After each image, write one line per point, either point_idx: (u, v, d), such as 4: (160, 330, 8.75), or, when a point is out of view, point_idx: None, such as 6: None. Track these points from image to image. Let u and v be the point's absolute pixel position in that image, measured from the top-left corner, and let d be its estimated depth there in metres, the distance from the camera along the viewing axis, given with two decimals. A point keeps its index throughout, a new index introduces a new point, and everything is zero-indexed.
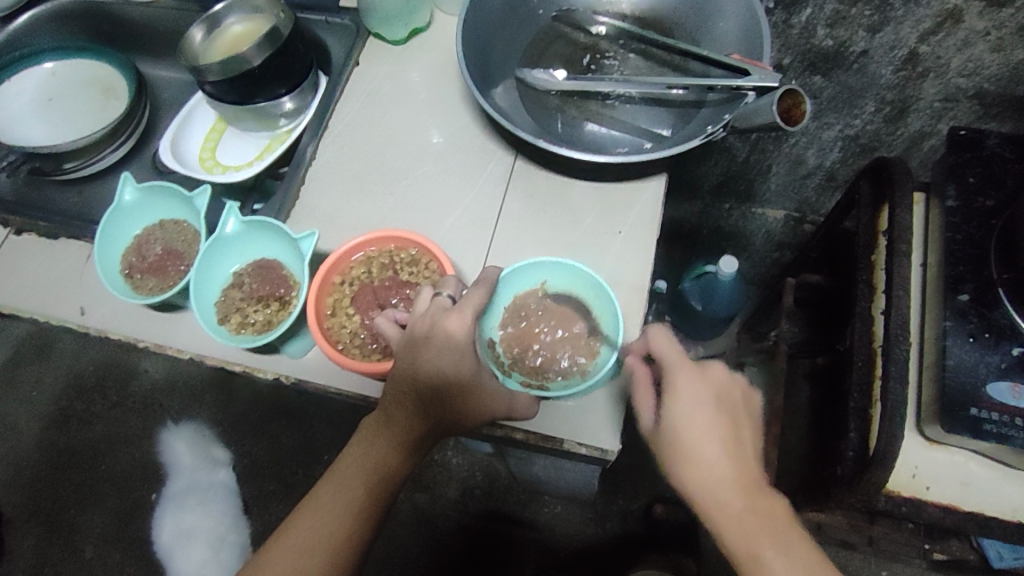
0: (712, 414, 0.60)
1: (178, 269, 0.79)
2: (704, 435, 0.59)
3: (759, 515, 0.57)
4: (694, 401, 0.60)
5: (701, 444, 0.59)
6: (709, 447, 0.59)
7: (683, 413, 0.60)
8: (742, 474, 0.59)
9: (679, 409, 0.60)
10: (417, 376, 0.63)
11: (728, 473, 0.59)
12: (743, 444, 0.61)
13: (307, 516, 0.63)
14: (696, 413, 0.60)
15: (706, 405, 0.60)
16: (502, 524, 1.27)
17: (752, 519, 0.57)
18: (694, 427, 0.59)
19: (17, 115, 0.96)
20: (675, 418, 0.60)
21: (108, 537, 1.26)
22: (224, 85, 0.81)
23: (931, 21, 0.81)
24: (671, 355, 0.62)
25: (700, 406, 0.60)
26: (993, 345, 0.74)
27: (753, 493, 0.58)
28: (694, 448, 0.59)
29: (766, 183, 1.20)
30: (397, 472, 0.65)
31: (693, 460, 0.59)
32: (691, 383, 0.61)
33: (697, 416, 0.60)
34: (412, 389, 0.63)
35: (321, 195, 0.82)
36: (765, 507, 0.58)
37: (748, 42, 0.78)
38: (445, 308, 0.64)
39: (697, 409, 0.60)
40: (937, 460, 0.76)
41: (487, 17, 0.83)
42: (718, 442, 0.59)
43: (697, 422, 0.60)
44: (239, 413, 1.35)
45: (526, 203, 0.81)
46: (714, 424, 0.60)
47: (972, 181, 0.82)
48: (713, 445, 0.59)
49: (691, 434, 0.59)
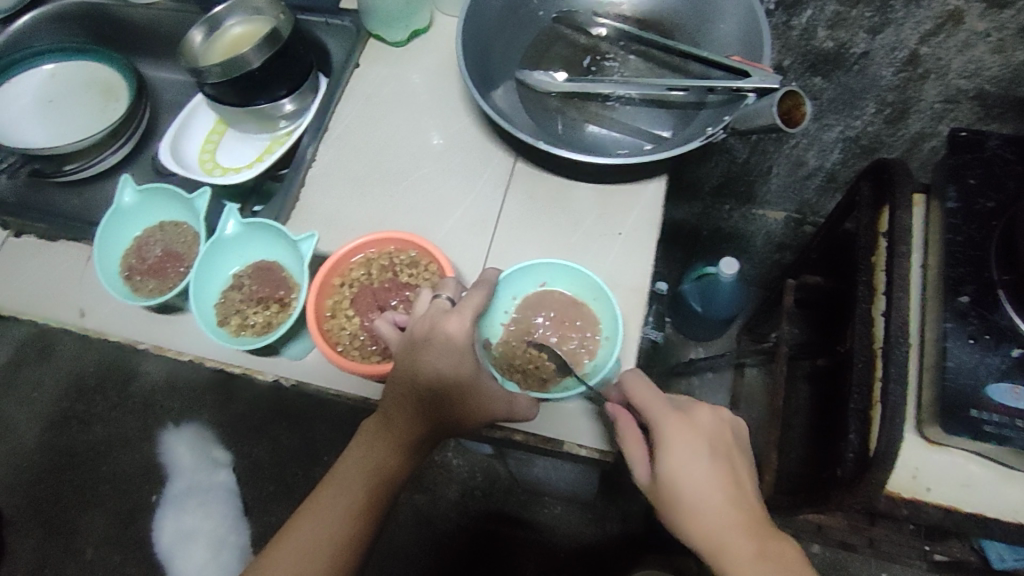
0: (705, 462, 0.59)
1: (178, 271, 0.79)
2: (699, 483, 0.59)
3: (771, 560, 0.56)
4: (686, 449, 0.60)
5: (698, 495, 0.58)
6: (708, 496, 0.58)
7: (675, 464, 0.59)
8: (746, 518, 0.58)
9: (672, 460, 0.59)
10: (416, 378, 0.63)
11: (730, 520, 0.58)
12: (740, 486, 0.60)
13: (308, 519, 0.63)
14: (689, 464, 0.59)
15: (698, 453, 0.60)
16: (503, 525, 1.27)
17: (764, 566, 0.56)
18: (693, 479, 0.59)
19: (18, 117, 0.96)
20: (670, 472, 0.59)
21: (108, 539, 1.26)
22: (225, 87, 0.81)
23: (932, 22, 0.81)
24: (651, 407, 0.62)
25: (691, 455, 0.59)
26: (993, 346, 0.74)
27: (759, 537, 0.57)
28: (692, 499, 0.58)
29: (767, 185, 1.20)
30: (397, 473, 0.65)
31: (695, 513, 0.58)
32: (679, 432, 0.60)
33: (691, 467, 0.59)
34: (411, 391, 0.63)
35: (321, 197, 0.82)
36: (776, 551, 0.56)
37: (748, 44, 0.78)
38: (444, 310, 0.64)
39: (689, 460, 0.59)
40: (937, 462, 0.75)
41: (487, 18, 0.83)
42: (714, 490, 0.59)
43: (693, 472, 0.59)
44: (239, 414, 1.35)
45: (525, 205, 0.81)
46: (708, 471, 0.59)
47: (972, 182, 0.82)
48: (712, 491, 0.59)
49: (687, 486, 0.59)
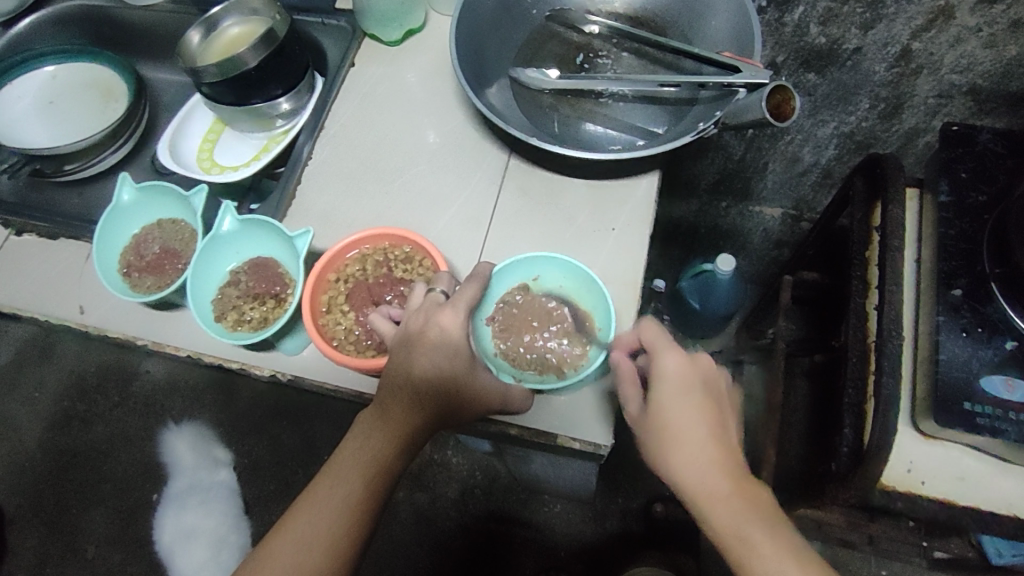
0: (696, 401, 0.60)
1: (175, 268, 0.79)
2: (687, 419, 0.60)
3: (744, 499, 0.57)
4: (679, 387, 0.61)
5: (684, 428, 0.59)
6: (692, 431, 0.59)
7: (668, 398, 0.60)
8: (726, 458, 0.59)
9: (666, 393, 0.61)
10: (411, 369, 0.63)
11: (710, 456, 0.58)
12: (727, 430, 0.61)
13: (306, 510, 0.62)
14: (682, 399, 0.60)
15: (691, 391, 0.61)
16: (502, 523, 1.27)
17: (736, 500, 0.56)
18: (685, 418, 0.60)
19: (19, 118, 0.98)
20: (664, 404, 0.61)
21: (110, 538, 1.27)
22: (221, 87, 0.82)
23: (923, 18, 0.81)
24: (660, 342, 0.63)
25: (684, 394, 0.61)
26: (986, 339, 0.74)
27: (737, 478, 0.58)
28: (677, 432, 0.59)
29: (763, 181, 1.20)
30: (393, 465, 0.64)
31: (679, 443, 0.59)
32: (677, 369, 0.61)
33: (682, 405, 0.60)
34: (407, 383, 0.64)
35: (318, 194, 0.83)
36: (751, 491, 0.57)
37: (738, 40, 0.79)
38: (439, 303, 0.65)
39: (680, 397, 0.60)
40: (932, 456, 0.76)
41: (481, 16, 0.83)
42: (703, 428, 0.59)
43: (685, 412, 0.60)
44: (240, 412, 1.36)
45: (519, 201, 0.82)
46: (698, 411, 0.60)
47: (964, 176, 0.82)
48: (700, 433, 0.59)
49: (675, 418, 0.60)
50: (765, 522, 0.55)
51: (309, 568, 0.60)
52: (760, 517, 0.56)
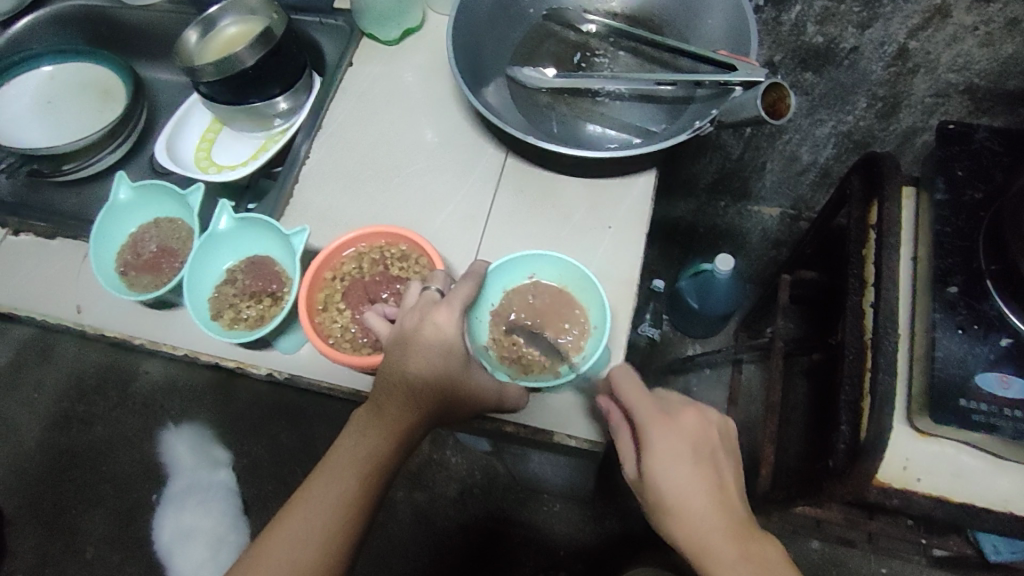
0: (689, 465, 0.59)
1: (173, 267, 0.80)
2: (682, 484, 0.58)
3: (754, 566, 0.56)
4: (669, 453, 0.59)
5: (685, 504, 0.58)
6: (696, 501, 0.58)
7: (663, 470, 0.58)
8: (730, 519, 0.58)
9: (658, 463, 0.58)
10: (407, 367, 0.63)
11: (715, 526, 0.57)
12: (724, 482, 0.60)
13: (301, 508, 0.62)
14: (674, 465, 0.58)
15: (680, 453, 0.59)
16: (501, 523, 1.27)
17: (747, 569, 0.56)
18: (680, 483, 0.58)
19: (17, 118, 0.98)
20: (656, 473, 0.58)
21: (109, 538, 1.26)
22: (218, 86, 0.82)
23: (919, 17, 0.81)
24: (637, 403, 0.61)
25: (676, 461, 0.58)
26: (982, 336, 0.74)
27: (743, 541, 0.57)
28: (679, 507, 0.58)
29: (762, 181, 1.20)
30: (389, 462, 0.64)
31: (685, 520, 0.58)
32: (663, 434, 0.59)
33: (678, 477, 0.58)
34: (402, 381, 0.63)
35: (315, 193, 0.83)
36: (759, 555, 0.57)
37: (734, 39, 0.79)
38: (434, 301, 0.65)
39: (671, 463, 0.58)
40: (929, 453, 0.75)
41: (477, 16, 0.84)
42: (700, 492, 0.58)
43: (679, 477, 0.58)
44: (239, 413, 1.36)
45: (515, 199, 0.82)
46: (696, 477, 0.58)
47: (961, 174, 0.82)
48: (697, 495, 0.58)
49: (673, 490, 0.58)
50: None
51: (303, 567, 0.60)
52: None
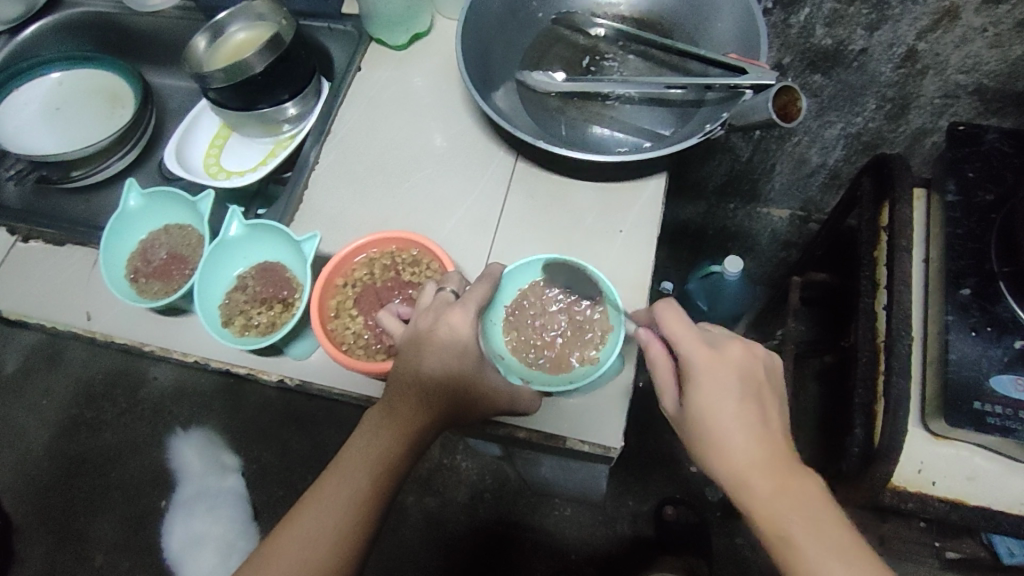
0: (732, 395, 0.57)
1: (183, 273, 0.79)
2: (724, 413, 0.57)
3: (789, 495, 0.54)
4: (713, 383, 0.57)
5: (727, 436, 0.56)
6: (737, 430, 0.56)
7: (705, 396, 0.57)
8: (770, 452, 0.56)
9: (700, 390, 0.58)
10: (420, 367, 0.63)
11: (751, 463, 0.55)
12: (767, 414, 0.58)
13: (313, 506, 0.61)
14: (718, 396, 0.57)
15: (727, 384, 0.57)
16: (512, 527, 1.26)
17: (783, 499, 0.54)
18: (724, 412, 0.57)
19: (25, 125, 0.98)
20: (697, 401, 0.58)
21: (119, 545, 1.26)
22: (228, 92, 0.82)
23: (928, 19, 0.81)
24: (682, 336, 0.59)
25: (717, 390, 0.57)
26: (995, 339, 0.74)
27: (783, 473, 0.55)
28: (720, 436, 0.57)
29: (770, 183, 1.20)
30: (398, 465, 0.63)
31: (723, 452, 0.56)
32: (708, 365, 0.58)
33: (714, 383, 0.57)
34: (416, 382, 0.63)
35: (324, 199, 0.83)
36: (798, 486, 0.55)
37: (744, 42, 0.79)
38: (448, 302, 0.65)
39: (712, 392, 0.57)
40: (943, 455, 0.75)
41: (487, 21, 0.84)
42: (743, 423, 0.57)
43: (723, 406, 0.57)
44: (248, 418, 1.35)
45: (527, 203, 0.81)
46: (733, 387, 0.57)
47: (972, 175, 0.82)
48: (737, 425, 0.56)
49: (714, 415, 0.57)
50: (814, 526, 0.53)
51: (314, 564, 0.59)
52: (808, 517, 0.53)
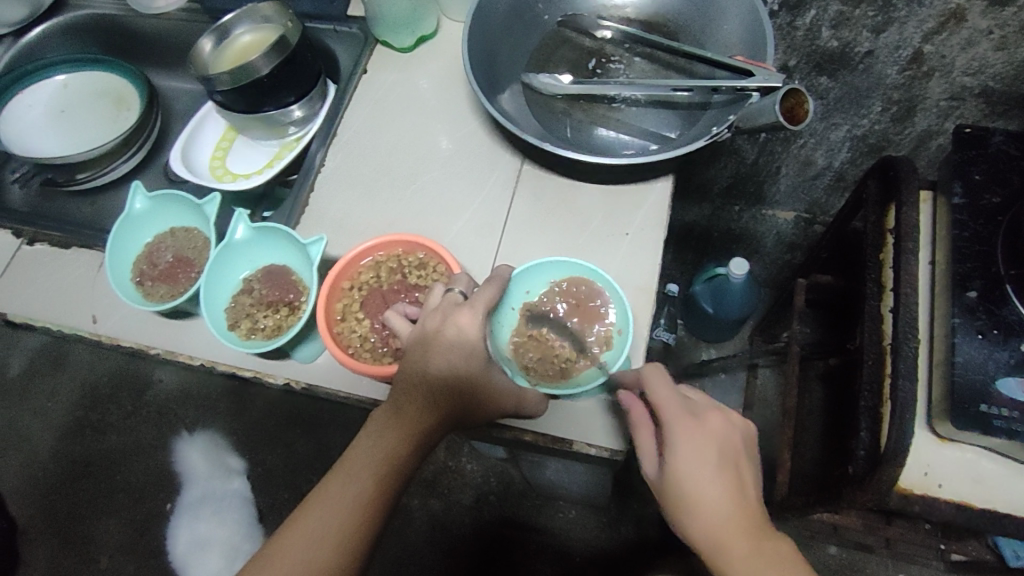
0: (711, 464, 0.58)
1: (189, 276, 0.79)
2: (705, 481, 0.58)
3: (766, 561, 0.55)
4: (694, 451, 0.58)
5: (706, 503, 0.57)
6: (713, 495, 0.57)
7: (685, 463, 0.58)
8: (745, 515, 0.57)
9: (681, 458, 0.58)
10: (429, 368, 0.63)
11: (725, 531, 0.57)
12: (740, 479, 0.59)
13: (317, 507, 0.61)
14: (697, 464, 0.58)
15: (706, 453, 0.58)
16: (517, 530, 1.26)
17: (758, 563, 0.55)
18: (704, 481, 0.58)
19: (30, 127, 0.97)
20: (677, 468, 0.58)
21: (124, 547, 1.26)
22: (233, 95, 0.82)
23: (934, 21, 0.81)
24: (666, 406, 0.60)
25: (697, 456, 0.58)
26: (1002, 341, 0.74)
27: (756, 537, 0.57)
28: (696, 501, 0.57)
29: (776, 185, 1.20)
30: (404, 465, 0.63)
31: (699, 518, 0.57)
32: (687, 431, 0.59)
33: (695, 451, 0.58)
34: (423, 382, 0.63)
35: (330, 202, 0.83)
36: (771, 549, 0.56)
37: (750, 45, 0.79)
38: (456, 303, 0.65)
39: (695, 459, 0.58)
40: (948, 457, 0.75)
41: (492, 23, 0.84)
42: (721, 490, 0.58)
43: (704, 474, 0.58)
44: (253, 421, 1.35)
45: (533, 206, 0.81)
46: (712, 455, 0.58)
47: (978, 178, 0.82)
48: (716, 494, 0.57)
49: (694, 481, 0.58)
50: None
51: (318, 564, 0.59)
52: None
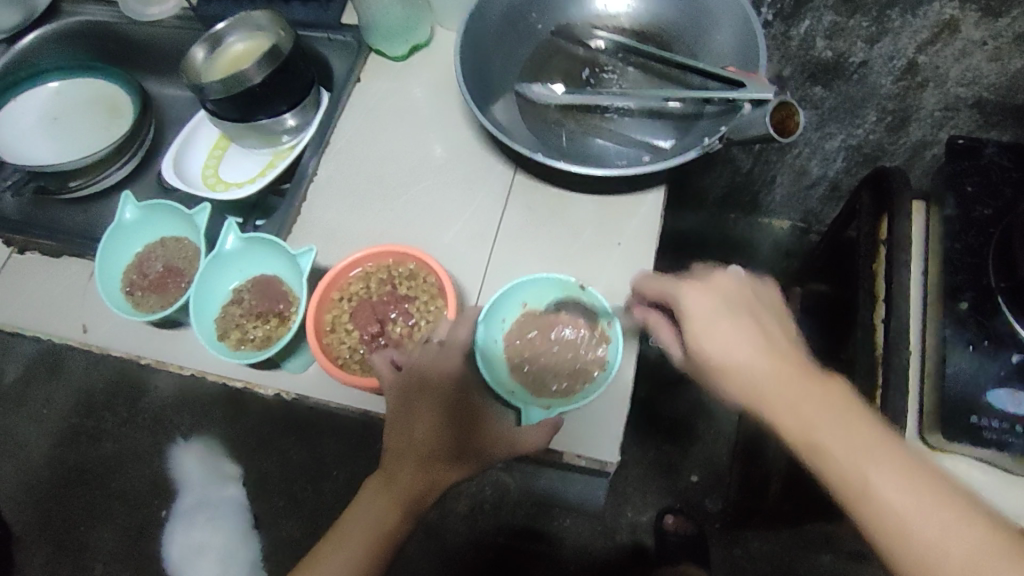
0: (726, 320, 0.56)
1: (179, 287, 0.79)
2: (725, 338, 0.55)
3: (813, 405, 0.51)
4: (702, 312, 0.57)
5: (732, 360, 0.55)
6: (741, 352, 0.55)
7: (700, 329, 0.56)
8: (781, 365, 0.54)
9: (695, 324, 0.57)
10: (416, 417, 0.65)
11: (762, 379, 0.53)
12: (767, 331, 0.56)
13: (334, 544, 0.65)
14: (713, 326, 0.56)
15: (716, 309, 0.57)
16: (513, 538, 1.26)
17: (807, 409, 0.51)
18: (726, 338, 0.55)
19: (23, 135, 0.97)
20: (694, 336, 0.57)
21: (118, 554, 1.27)
22: (225, 103, 0.81)
23: (928, 31, 0.80)
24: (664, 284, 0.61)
25: (710, 318, 0.56)
26: (993, 354, 0.73)
27: (795, 381, 0.53)
28: (727, 362, 0.55)
29: (771, 194, 1.22)
30: (399, 532, 0.64)
31: (735, 374, 0.54)
32: (696, 297, 0.57)
33: (707, 315, 0.56)
34: (412, 435, 0.65)
35: (322, 210, 0.83)
36: (813, 393, 0.52)
37: (742, 56, 0.78)
38: (436, 349, 0.66)
39: (709, 323, 0.56)
40: (942, 471, 0.74)
41: (485, 33, 0.84)
42: (746, 343, 0.55)
43: (722, 333, 0.55)
44: (248, 428, 1.32)
45: (525, 216, 0.81)
46: (728, 314, 0.56)
47: (970, 190, 0.82)
48: (740, 346, 0.55)
49: (713, 344, 0.55)
50: (844, 429, 0.50)
51: None
52: (835, 423, 0.50)
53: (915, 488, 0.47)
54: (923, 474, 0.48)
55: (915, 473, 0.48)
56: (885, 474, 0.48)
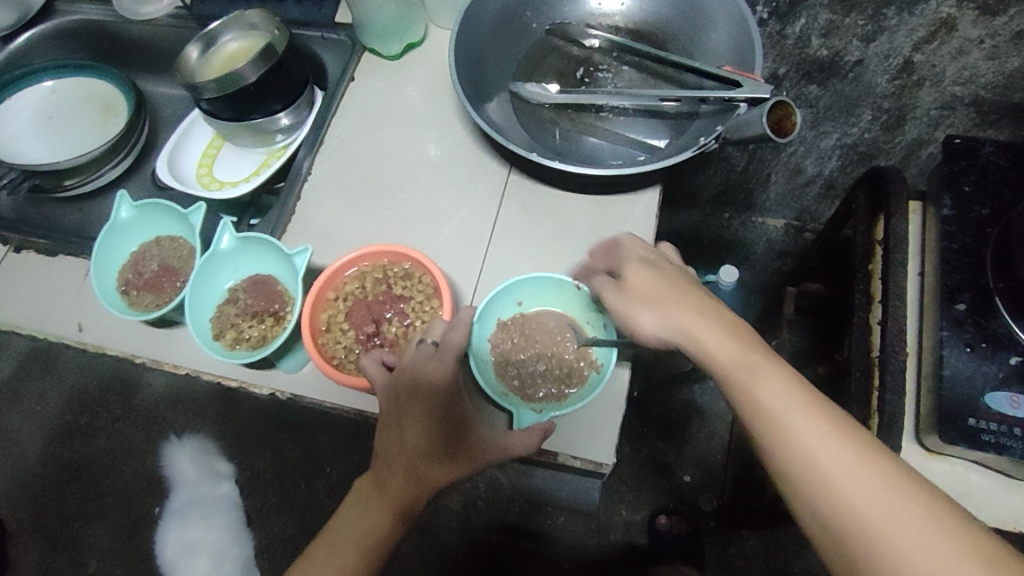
0: (663, 267, 0.61)
1: (174, 286, 0.79)
2: (661, 279, 0.59)
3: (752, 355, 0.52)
4: (642, 259, 0.62)
5: (668, 294, 0.58)
6: (671, 286, 0.58)
7: (639, 268, 0.61)
8: (714, 309, 0.56)
9: (634, 265, 0.61)
10: (405, 426, 0.63)
11: (694, 316, 0.55)
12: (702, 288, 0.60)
13: (325, 543, 0.64)
14: (652, 267, 0.61)
15: (656, 260, 0.62)
16: (508, 535, 1.26)
17: (748, 359, 0.52)
18: (663, 278, 0.59)
19: (17, 134, 0.97)
20: (634, 273, 0.61)
21: (111, 552, 1.27)
22: (221, 103, 0.81)
23: (924, 30, 0.80)
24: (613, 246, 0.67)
25: (650, 263, 0.61)
26: (990, 355, 0.74)
27: (736, 334, 0.54)
28: (661, 295, 0.58)
29: (765, 193, 1.22)
30: (393, 535, 0.63)
31: (667, 305, 0.57)
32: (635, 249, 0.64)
33: (647, 262, 0.61)
34: (404, 443, 0.63)
35: (317, 210, 0.83)
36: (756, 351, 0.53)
37: (739, 55, 0.78)
38: (427, 356, 0.64)
39: (650, 266, 0.61)
40: (938, 471, 0.74)
41: (480, 32, 0.84)
42: (681, 286, 0.59)
43: (661, 274, 0.60)
44: (241, 425, 1.34)
45: (520, 216, 0.81)
46: (666, 266, 0.61)
47: (968, 190, 0.82)
48: (673, 284, 0.59)
49: (650, 279, 0.59)
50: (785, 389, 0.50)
51: None
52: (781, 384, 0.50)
53: (850, 450, 0.46)
54: (861, 438, 0.47)
55: (866, 449, 0.46)
56: (822, 433, 0.47)
